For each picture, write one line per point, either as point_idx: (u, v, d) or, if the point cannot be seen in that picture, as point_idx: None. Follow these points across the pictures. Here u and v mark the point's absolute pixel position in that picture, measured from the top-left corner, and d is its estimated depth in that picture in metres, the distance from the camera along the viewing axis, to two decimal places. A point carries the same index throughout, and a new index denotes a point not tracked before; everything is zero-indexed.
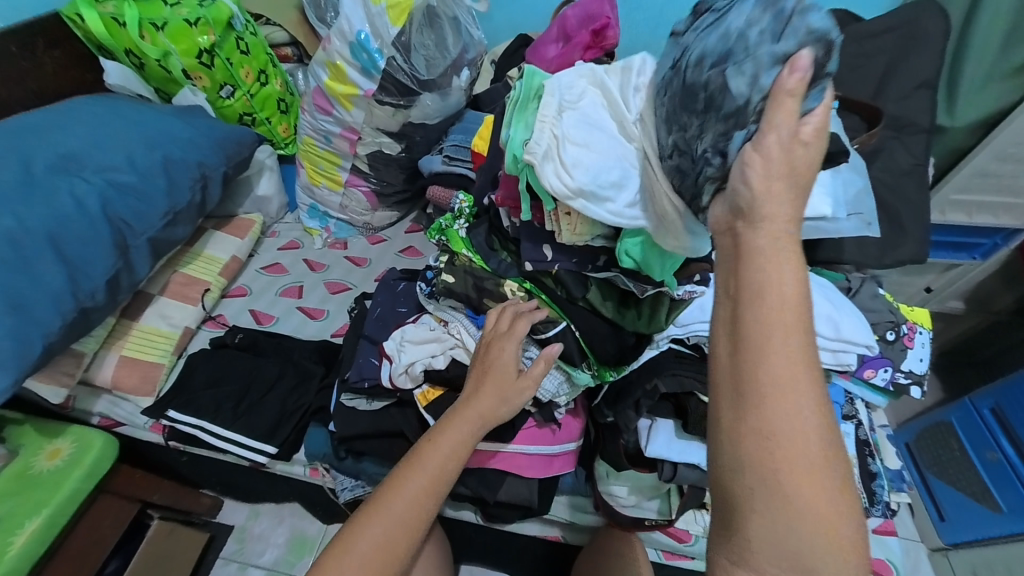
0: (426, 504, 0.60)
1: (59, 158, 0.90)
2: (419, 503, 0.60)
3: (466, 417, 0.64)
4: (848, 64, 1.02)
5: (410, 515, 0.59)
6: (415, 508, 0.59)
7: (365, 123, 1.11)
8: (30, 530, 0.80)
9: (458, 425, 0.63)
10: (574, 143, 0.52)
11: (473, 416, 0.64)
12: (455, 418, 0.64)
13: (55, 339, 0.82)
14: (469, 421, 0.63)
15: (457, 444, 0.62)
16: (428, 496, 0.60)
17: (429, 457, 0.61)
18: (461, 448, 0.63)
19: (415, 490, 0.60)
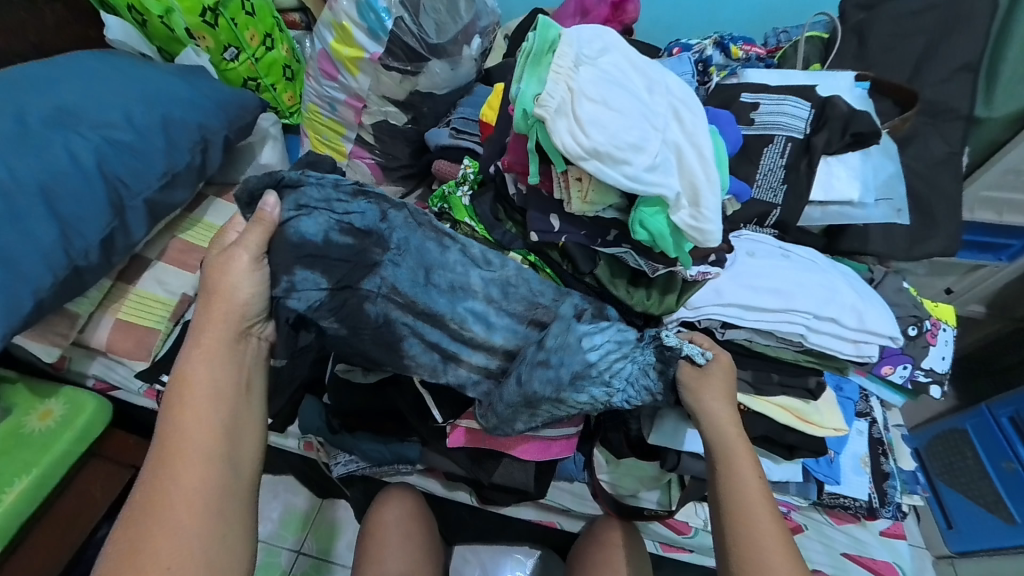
0: (222, 468, 0.55)
1: (55, 112, 0.87)
2: (212, 470, 0.54)
3: (212, 361, 0.59)
4: (883, 44, 0.96)
5: (205, 472, 0.54)
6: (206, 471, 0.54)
7: (371, 90, 1.07)
8: (19, 489, 0.79)
9: (197, 372, 0.58)
10: (590, 100, 0.48)
11: (214, 344, 0.59)
12: (193, 367, 0.58)
13: (47, 296, 0.80)
14: (215, 360, 0.59)
15: (216, 394, 0.57)
16: (213, 467, 0.55)
17: (183, 434, 0.55)
18: (226, 391, 0.58)
19: (191, 464, 0.54)
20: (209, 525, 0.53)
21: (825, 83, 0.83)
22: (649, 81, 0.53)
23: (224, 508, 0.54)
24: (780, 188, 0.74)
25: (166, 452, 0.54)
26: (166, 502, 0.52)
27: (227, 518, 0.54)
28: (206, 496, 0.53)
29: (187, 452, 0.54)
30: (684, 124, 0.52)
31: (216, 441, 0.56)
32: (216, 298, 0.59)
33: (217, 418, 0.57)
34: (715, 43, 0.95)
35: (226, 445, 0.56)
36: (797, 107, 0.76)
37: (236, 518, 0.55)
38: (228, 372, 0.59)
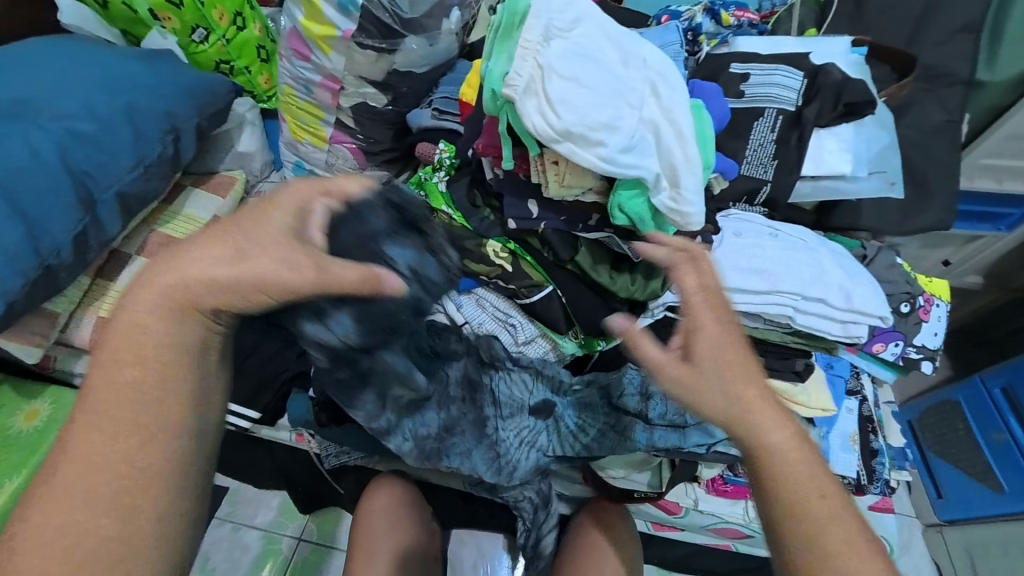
0: (148, 461, 0.41)
1: (14, 106, 0.83)
2: (137, 458, 0.40)
3: (122, 353, 0.42)
4: (880, 5, 0.91)
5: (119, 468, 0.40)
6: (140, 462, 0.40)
7: (346, 70, 1.02)
8: (11, 489, 0.79)
9: (132, 351, 0.42)
10: (561, 77, 0.45)
11: (154, 313, 0.42)
12: (95, 371, 0.41)
13: (18, 298, 0.77)
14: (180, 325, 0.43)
15: (161, 363, 0.42)
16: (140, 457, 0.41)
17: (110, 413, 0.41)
18: (173, 358, 0.43)
19: (82, 471, 0.39)
20: (116, 531, 0.39)
21: (819, 49, 0.79)
22: (624, 53, 0.50)
23: (143, 504, 0.40)
24: (770, 163, 0.71)
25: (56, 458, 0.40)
26: (52, 521, 0.38)
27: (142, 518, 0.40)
28: (96, 509, 0.39)
29: (87, 447, 0.40)
30: (662, 100, 0.49)
31: (155, 424, 0.41)
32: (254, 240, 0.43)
33: (143, 407, 0.41)
34: (704, 10, 0.90)
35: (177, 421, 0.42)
36: (788, 77, 0.72)
37: (156, 515, 0.40)
38: (192, 333, 0.43)
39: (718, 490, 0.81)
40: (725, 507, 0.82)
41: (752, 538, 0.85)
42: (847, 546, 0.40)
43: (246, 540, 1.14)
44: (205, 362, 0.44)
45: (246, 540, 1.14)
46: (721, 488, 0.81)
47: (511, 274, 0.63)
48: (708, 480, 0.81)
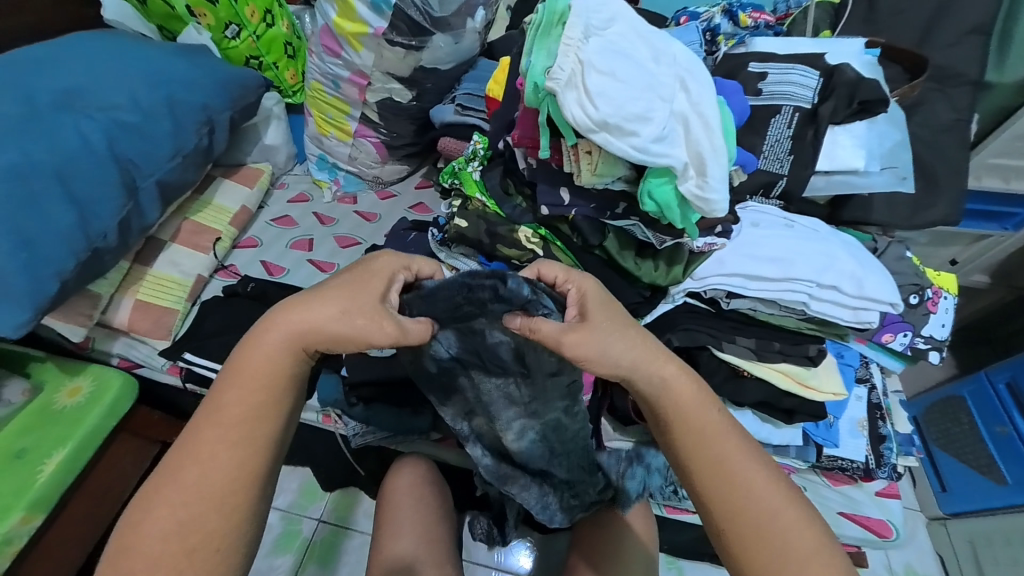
0: (244, 470, 0.50)
1: (62, 96, 0.87)
2: (238, 469, 0.50)
3: (248, 381, 0.52)
4: (893, 8, 0.94)
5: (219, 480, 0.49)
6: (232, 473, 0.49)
7: (374, 67, 1.06)
8: (56, 462, 0.80)
9: (254, 379, 0.52)
10: (598, 71, 0.49)
11: (270, 353, 0.53)
12: (225, 393, 0.51)
13: (69, 278, 0.81)
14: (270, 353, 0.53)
15: (267, 389, 0.52)
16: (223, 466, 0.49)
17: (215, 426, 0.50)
18: (274, 386, 0.53)
19: (199, 472, 0.48)
20: (214, 524, 0.48)
21: (834, 50, 0.82)
22: (655, 50, 0.53)
23: (232, 506, 0.49)
24: (787, 158, 0.74)
25: (179, 458, 0.49)
26: (169, 508, 0.47)
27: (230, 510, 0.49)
28: (200, 506, 0.48)
29: (204, 455, 0.49)
30: (689, 95, 0.52)
31: (255, 439, 0.51)
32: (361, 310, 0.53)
33: (251, 423, 0.51)
34: (723, 11, 0.94)
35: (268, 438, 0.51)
36: (804, 76, 0.76)
37: (243, 516, 0.49)
38: (290, 366, 0.54)
39: None
40: None
41: None
42: (754, 486, 0.49)
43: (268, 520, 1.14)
44: (293, 393, 0.54)
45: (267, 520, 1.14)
46: None
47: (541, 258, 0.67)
48: None
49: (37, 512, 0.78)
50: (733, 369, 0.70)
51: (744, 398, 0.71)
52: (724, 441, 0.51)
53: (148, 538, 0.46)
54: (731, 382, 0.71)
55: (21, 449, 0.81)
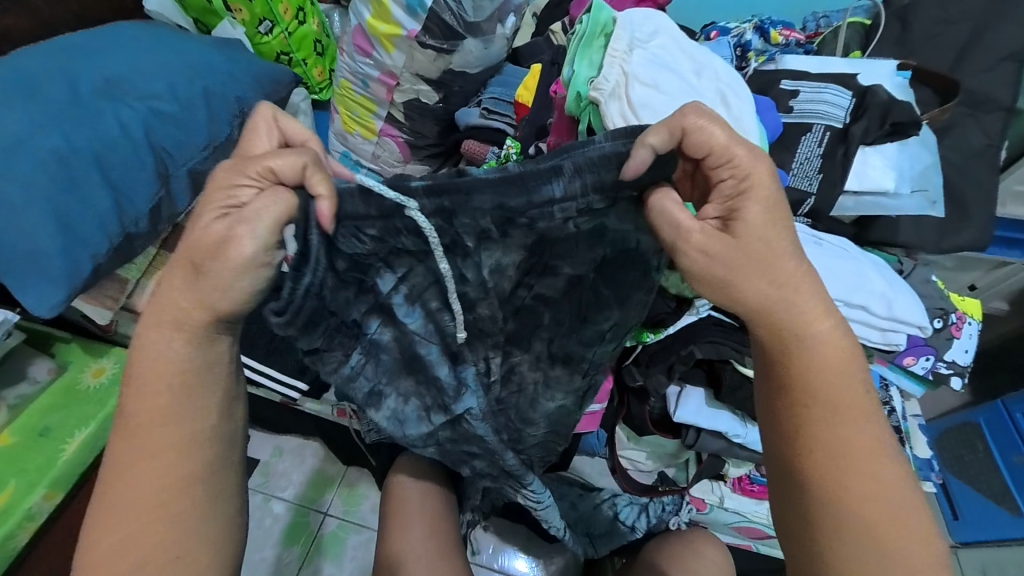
0: (180, 468, 0.46)
1: (104, 83, 0.89)
2: (168, 469, 0.45)
3: (145, 384, 0.46)
4: (926, 31, 0.94)
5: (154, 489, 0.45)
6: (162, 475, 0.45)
7: (405, 68, 1.08)
8: (79, 441, 0.82)
9: (150, 378, 0.46)
10: (643, 84, 0.50)
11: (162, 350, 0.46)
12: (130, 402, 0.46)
13: (103, 261, 0.83)
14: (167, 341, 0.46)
15: (176, 388, 0.46)
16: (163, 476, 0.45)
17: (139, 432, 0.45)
18: (187, 384, 0.47)
19: (133, 474, 0.45)
20: (164, 527, 0.45)
21: (866, 70, 0.83)
22: (698, 64, 0.54)
23: (173, 507, 0.45)
24: (816, 176, 0.74)
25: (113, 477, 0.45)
26: (120, 527, 0.44)
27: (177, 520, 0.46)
28: (143, 518, 0.45)
29: (140, 467, 0.45)
30: (730, 110, 0.53)
31: (183, 437, 0.46)
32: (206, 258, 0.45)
33: (163, 424, 0.46)
34: (754, 28, 0.94)
35: (197, 435, 0.46)
36: (837, 96, 0.76)
37: (195, 510, 0.46)
38: (183, 356, 0.46)
39: (745, 488, 0.84)
40: (750, 505, 0.85)
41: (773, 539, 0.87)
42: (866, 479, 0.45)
43: (276, 511, 1.14)
44: (215, 383, 0.48)
45: (276, 511, 1.14)
46: (749, 489, 0.84)
47: None
48: (735, 479, 0.84)
49: (59, 489, 0.79)
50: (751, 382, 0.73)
51: None
52: (864, 432, 0.46)
53: (104, 553, 0.44)
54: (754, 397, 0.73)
55: (46, 427, 0.82)
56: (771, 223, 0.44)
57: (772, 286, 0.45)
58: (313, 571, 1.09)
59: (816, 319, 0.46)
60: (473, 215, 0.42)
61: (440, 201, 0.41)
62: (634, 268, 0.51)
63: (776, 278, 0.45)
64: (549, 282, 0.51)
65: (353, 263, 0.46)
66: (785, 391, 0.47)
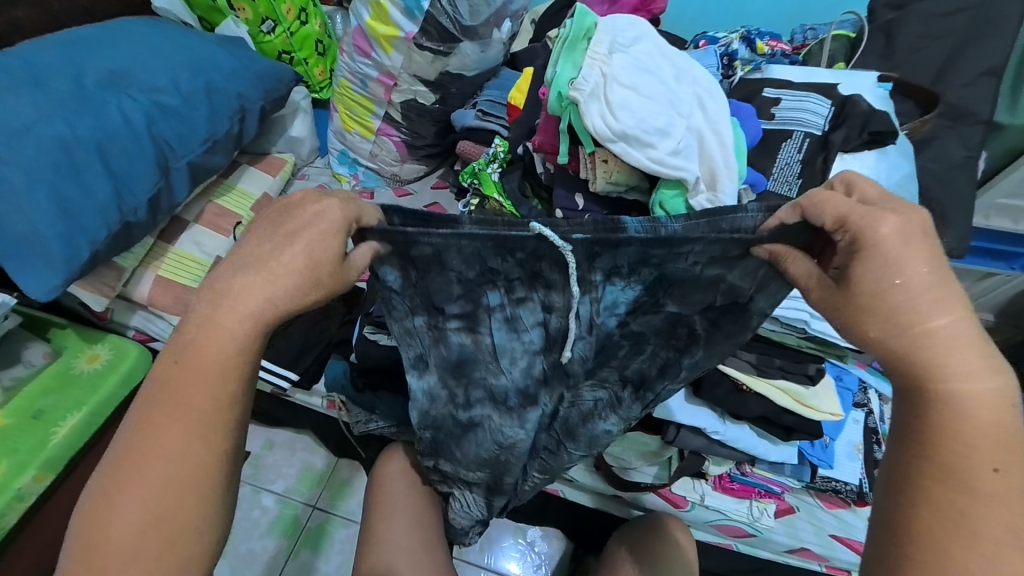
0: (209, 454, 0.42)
1: (109, 75, 0.92)
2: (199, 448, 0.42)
3: (196, 363, 0.43)
4: (909, 46, 0.97)
5: (163, 478, 0.41)
6: (180, 461, 0.41)
7: (403, 69, 1.10)
8: (72, 424, 0.84)
9: (206, 357, 0.43)
10: (622, 86, 0.52)
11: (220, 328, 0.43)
12: (181, 383, 0.42)
13: (101, 248, 0.85)
14: (248, 328, 0.43)
15: (225, 377, 0.43)
16: (177, 466, 0.41)
17: (181, 410, 0.42)
18: (238, 374, 0.43)
19: (163, 444, 0.41)
20: (172, 518, 0.40)
21: (848, 81, 0.85)
22: (678, 69, 0.56)
23: (205, 484, 0.42)
24: (796, 181, 0.75)
25: (127, 457, 0.41)
26: (121, 518, 0.40)
27: (182, 516, 0.41)
28: (149, 509, 0.40)
29: (160, 450, 0.41)
30: (705, 112, 0.55)
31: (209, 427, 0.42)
32: (269, 242, 0.45)
33: (213, 402, 0.42)
34: (742, 38, 0.97)
35: (217, 426, 0.42)
36: (817, 104, 0.79)
37: (203, 508, 0.41)
38: (258, 346, 0.44)
39: (726, 487, 0.85)
40: (730, 504, 0.85)
41: (754, 539, 0.87)
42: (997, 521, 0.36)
43: (265, 503, 1.15)
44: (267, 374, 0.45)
45: (265, 504, 1.15)
46: (729, 487, 0.85)
47: None
48: (716, 477, 0.85)
49: (50, 471, 0.80)
50: (734, 383, 0.72)
51: (744, 411, 0.73)
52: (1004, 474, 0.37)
53: (117, 527, 0.40)
54: (732, 396, 0.73)
55: (39, 409, 0.84)
56: (913, 262, 0.39)
57: (906, 341, 0.40)
58: (300, 564, 1.10)
59: (966, 372, 0.39)
60: (611, 257, 0.46)
61: (593, 246, 0.44)
62: (732, 312, 0.51)
63: (916, 333, 0.39)
64: (647, 320, 0.53)
65: (466, 286, 0.50)
66: (906, 437, 0.40)
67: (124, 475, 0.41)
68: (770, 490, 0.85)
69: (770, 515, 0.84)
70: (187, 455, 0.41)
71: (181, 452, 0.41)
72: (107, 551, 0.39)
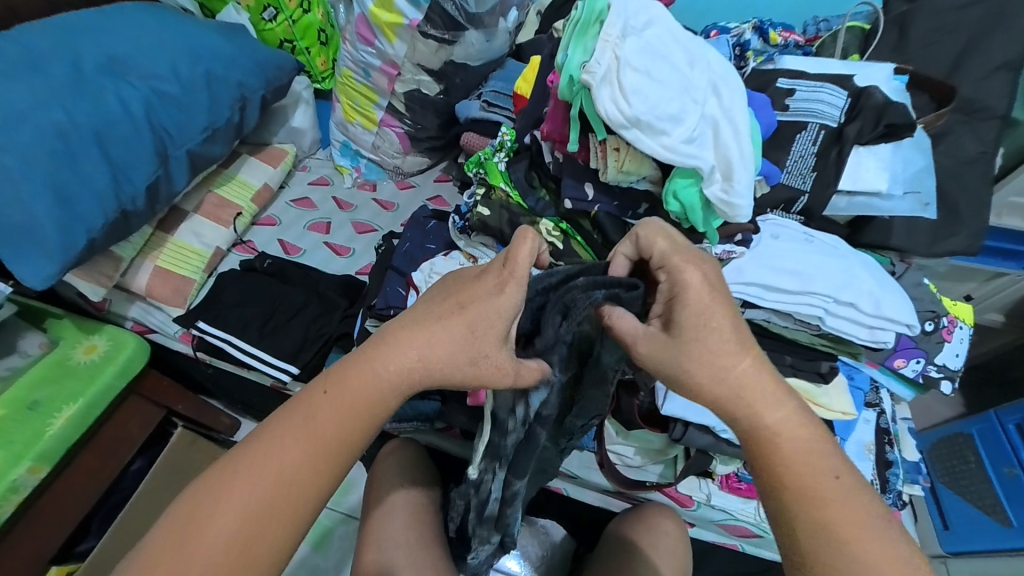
0: (318, 478, 0.44)
1: (107, 60, 0.90)
2: (304, 463, 0.44)
3: (348, 400, 0.45)
4: (924, 38, 0.95)
5: (281, 490, 0.43)
6: (301, 478, 0.43)
7: (407, 58, 1.08)
8: (68, 416, 0.82)
9: (350, 399, 0.45)
10: (634, 70, 0.51)
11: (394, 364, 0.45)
12: (324, 404, 0.45)
13: (98, 237, 0.83)
14: (396, 377, 0.45)
15: (362, 415, 0.45)
16: (298, 484, 0.43)
17: (319, 426, 0.44)
18: (373, 418, 0.46)
19: (270, 480, 0.43)
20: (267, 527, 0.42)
21: (863, 73, 0.83)
22: (692, 54, 0.55)
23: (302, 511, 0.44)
24: (809, 175, 0.75)
25: (258, 448, 0.44)
26: (229, 508, 0.42)
27: (275, 528, 0.43)
28: (261, 513, 0.42)
29: (285, 461, 0.43)
30: (720, 99, 0.54)
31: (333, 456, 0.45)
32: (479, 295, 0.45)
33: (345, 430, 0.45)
34: (754, 28, 0.95)
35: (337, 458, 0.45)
36: (833, 95, 0.76)
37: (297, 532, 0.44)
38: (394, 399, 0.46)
39: (732, 486, 0.83)
40: (736, 503, 0.83)
41: (760, 539, 0.85)
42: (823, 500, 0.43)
43: None
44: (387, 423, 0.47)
45: None
46: (735, 486, 0.83)
47: (561, 252, 0.67)
48: (723, 476, 0.83)
49: (44, 463, 0.79)
50: None
51: None
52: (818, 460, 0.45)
53: (211, 524, 0.41)
54: None
55: (35, 401, 0.82)
56: (708, 309, 0.47)
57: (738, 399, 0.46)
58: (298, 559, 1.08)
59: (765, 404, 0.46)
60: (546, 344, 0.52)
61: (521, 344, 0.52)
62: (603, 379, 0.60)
63: (726, 380, 0.47)
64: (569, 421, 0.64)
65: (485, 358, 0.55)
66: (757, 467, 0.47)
67: (252, 464, 0.43)
68: None
69: None
70: (305, 474, 0.44)
71: (304, 469, 0.44)
72: (197, 544, 0.41)
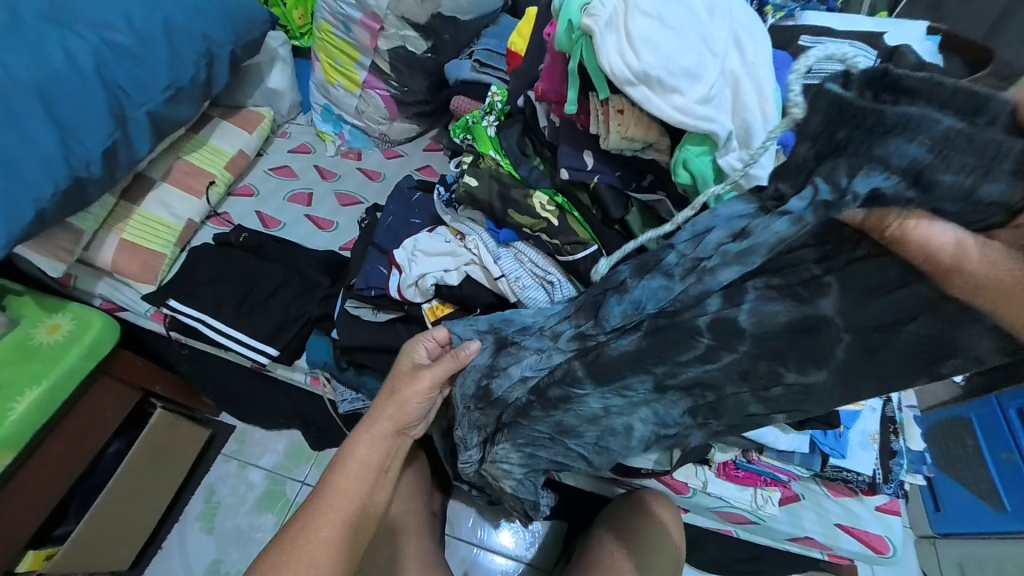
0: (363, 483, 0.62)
1: (50, 7, 0.80)
2: (356, 496, 0.61)
3: (353, 471, 0.62)
4: None
5: (342, 504, 0.60)
6: (351, 492, 0.61)
7: (390, 10, 0.99)
8: (30, 399, 0.76)
9: (350, 472, 0.62)
10: (644, 16, 0.44)
11: (379, 437, 0.64)
12: (332, 481, 0.61)
13: (49, 207, 0.76)
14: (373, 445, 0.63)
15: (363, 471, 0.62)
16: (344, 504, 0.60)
17: (338, 485, 0.61)
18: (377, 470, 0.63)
19: (330, 512, 0.59)
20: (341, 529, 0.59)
21: (894, 31, 0.74)
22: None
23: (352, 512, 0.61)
24: None
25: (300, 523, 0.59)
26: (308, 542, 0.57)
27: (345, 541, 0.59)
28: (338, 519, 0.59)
29: (339, 491, 0.61)
30: (744, 50, 0.46)
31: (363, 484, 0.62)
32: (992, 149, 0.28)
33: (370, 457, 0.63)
34: None
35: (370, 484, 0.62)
36: (861, 56, 0.67)
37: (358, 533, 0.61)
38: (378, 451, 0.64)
39: (730, 474, 0.80)
40: (733, 491, 0.80)
41: (755, 526, 0.83)
42: None
43: (252, 478, 1.12)
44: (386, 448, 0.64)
45: (252, 479, 1.11)
46: (733, 473, 0.80)
47: (556, 229, 0.61)
48: (720, 464, 0.80)
49: (8, 450, 0.74)
50: None
51: None
52: None
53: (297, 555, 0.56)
54: None
55: None
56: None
57: None
58: None
59: None
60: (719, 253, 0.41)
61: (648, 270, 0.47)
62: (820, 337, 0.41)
63: None
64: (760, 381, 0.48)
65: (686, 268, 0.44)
66: None
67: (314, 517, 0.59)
68: (776, 479, 0.80)
69: (774, 503, 0.79)
70: (350, 500, 0.60)
71: (348, 499, 0.60)
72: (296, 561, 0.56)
